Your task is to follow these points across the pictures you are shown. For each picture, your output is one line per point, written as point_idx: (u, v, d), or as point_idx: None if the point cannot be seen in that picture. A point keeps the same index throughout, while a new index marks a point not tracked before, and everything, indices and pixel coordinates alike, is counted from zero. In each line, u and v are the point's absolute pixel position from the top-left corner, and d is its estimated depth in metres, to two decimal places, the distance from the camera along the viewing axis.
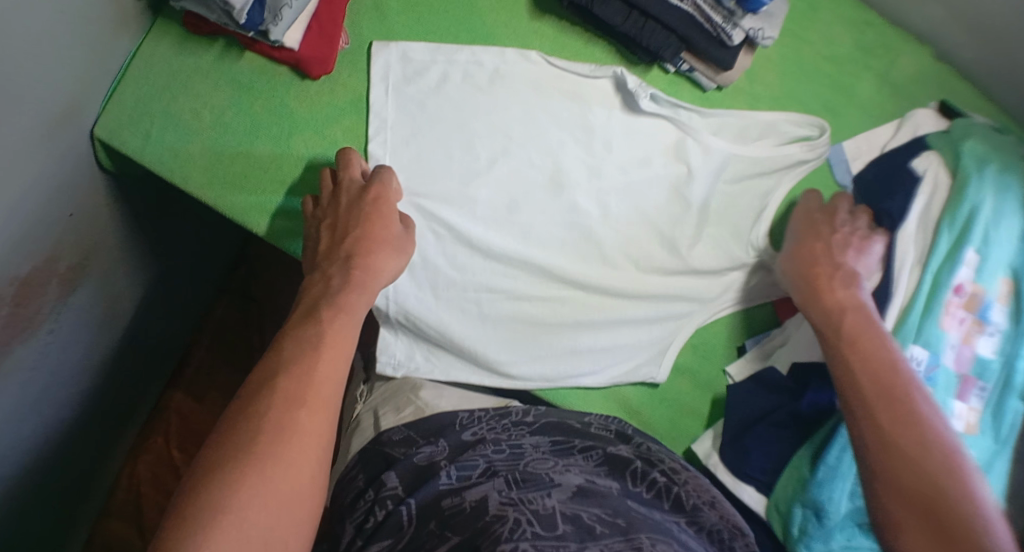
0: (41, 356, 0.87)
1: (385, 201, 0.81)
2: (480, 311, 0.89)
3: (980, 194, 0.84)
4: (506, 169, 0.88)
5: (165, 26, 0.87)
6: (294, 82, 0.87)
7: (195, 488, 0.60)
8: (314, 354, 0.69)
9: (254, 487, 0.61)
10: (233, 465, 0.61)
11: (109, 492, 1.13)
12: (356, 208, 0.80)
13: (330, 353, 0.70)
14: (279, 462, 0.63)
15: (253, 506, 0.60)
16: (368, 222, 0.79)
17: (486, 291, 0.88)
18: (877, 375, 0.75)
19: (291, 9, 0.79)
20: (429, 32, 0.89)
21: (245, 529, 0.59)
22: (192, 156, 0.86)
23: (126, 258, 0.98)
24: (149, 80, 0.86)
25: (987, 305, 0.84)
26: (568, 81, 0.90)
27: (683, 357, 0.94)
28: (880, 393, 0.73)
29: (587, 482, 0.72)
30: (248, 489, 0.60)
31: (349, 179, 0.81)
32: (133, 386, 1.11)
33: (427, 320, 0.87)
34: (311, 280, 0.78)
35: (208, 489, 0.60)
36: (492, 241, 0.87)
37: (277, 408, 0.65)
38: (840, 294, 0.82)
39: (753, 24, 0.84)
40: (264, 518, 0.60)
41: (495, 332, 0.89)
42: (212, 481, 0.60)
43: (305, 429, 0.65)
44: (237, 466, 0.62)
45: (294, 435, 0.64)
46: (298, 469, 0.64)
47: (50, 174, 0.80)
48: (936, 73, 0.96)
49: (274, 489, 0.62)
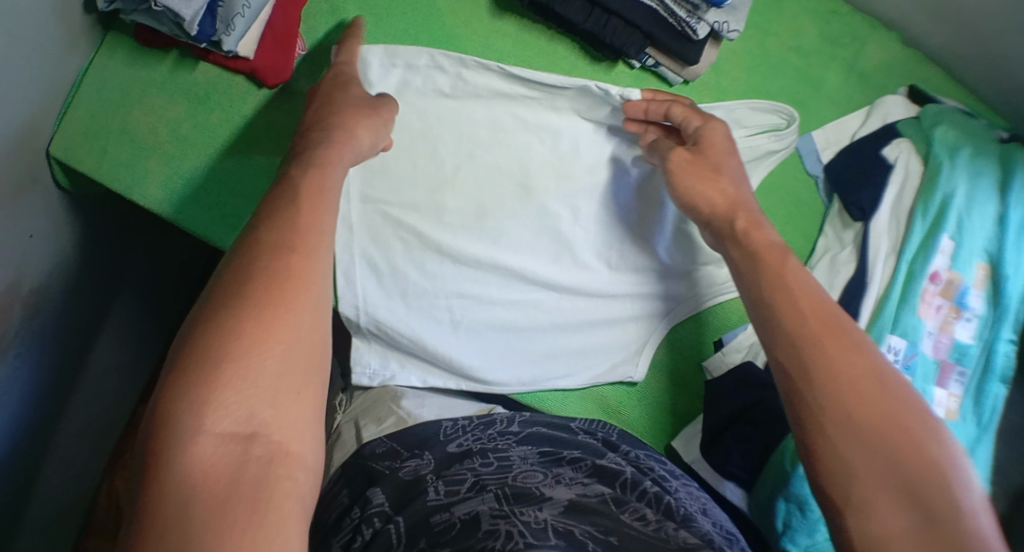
0: (9, 384, 0.85)
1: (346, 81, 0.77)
2: (452, 318, 0.87)
3: (952, 182, 0.84)
4: (472, 174, 0.87)
5: (117, 40, 0.85)
6: (250, 92, 0.85)
7: (197, 335, 0.58)
8: (294, 205, 0.65)
9: (255, 333, 0.58)
10: (230, 314, 0.58)
11: (88, 509, 1.11)
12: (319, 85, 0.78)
13: (310, 206, 0.65)
14: (277, 310, 0.59)
15: (257, 353, 0.57)
16: (327, 97, 0.75)
17: (458, 296, 0.87)
18: (815, 304, 0.68)
19: (244, 18, 0.77)
20: (388, 35, 0.87)
21: (251, 380, 0.56)
22: (151, 172, 0.84)
23: (91, 276, 0.96)
24: (103, 96, 0.84)
25: (964, 291, 0.83)
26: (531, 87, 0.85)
27: (661, 355, 0.92)
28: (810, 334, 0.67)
29: (577, 495, 0.71)
30: (251, 335, 0.58)
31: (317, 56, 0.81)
32: (108, 405, 1.10)
33: (399, 329, 0.86)
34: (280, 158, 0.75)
35: (209, 335, 0.57)
36: (461, 247, 0.86)
37: (267, 256, 0.62)
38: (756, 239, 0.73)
39: (717, 17, 0.82)
40: (269, 373, 0.57)
41: (469, 339, 0.88)
42: (205, 329, 0.58)
43: (298, 274, 0.62)
44: (233, 315, 0.58)
45: (292, 279, 0.61)
46: (298, 315, 0.60)
47: (5, 199, 0.78)
48: (903, 59, 0.95)
49: (277, 333, 0.59)
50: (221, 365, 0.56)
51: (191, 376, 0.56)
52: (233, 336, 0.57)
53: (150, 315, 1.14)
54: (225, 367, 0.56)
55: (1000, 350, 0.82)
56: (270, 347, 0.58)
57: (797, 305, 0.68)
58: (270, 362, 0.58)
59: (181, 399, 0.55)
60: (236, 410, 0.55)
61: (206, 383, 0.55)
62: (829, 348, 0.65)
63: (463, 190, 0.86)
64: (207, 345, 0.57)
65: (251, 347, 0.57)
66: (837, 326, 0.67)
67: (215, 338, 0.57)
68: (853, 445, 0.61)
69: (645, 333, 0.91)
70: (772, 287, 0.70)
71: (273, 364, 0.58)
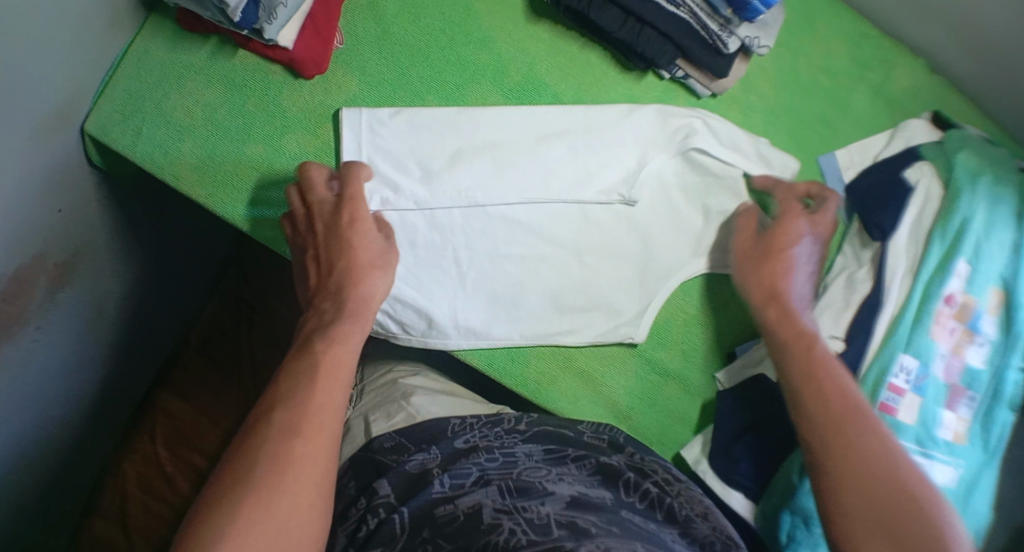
0: (29, 354, 0.86)
1: (361, 221, 0.80)
2: (459, 271, 0.88)
3: (971, 207, 0.84)
4: (488, 131, 0.88)
5: (159, 23, 0.86)
6: (288, 82, 0.87)
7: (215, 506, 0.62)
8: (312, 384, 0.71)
9: (285, 470, 0.65)
10: (251, 491, 0.63)
11: (96, 490, 1.15)
12: (332, 228, 0.80)
13: (329, 382, 0.72)
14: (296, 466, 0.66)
15: (276, 499, 0.63)
16: (354, 245, 0.79)
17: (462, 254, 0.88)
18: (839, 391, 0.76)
19: (287, 8, 0.79)
20: (426, 34, 0.89)
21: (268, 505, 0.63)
22: (184, 155, 0.85)
23: (115, 255, 0.97)
24: (143, 77, 0.86)
25: (978, 315, 0.84)
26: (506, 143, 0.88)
27: (675, 363, 0.92)
28: (842, 410, 0.75)
29: (580, 493, 0.72)
30: (280, 476, 0.65)
31: (320, 199, 0.81)
32: (124, 387, 1.12)
33: (404, 284, 0.87)
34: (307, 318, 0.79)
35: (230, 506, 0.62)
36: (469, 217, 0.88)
37: (280, 438, 0.67)
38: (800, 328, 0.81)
39: (749, 32, 0.84)
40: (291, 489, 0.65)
41: (475, 297, 0.88)
42: (236, 467, 0.65)
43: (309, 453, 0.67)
44: (252, 491, 0.63)
45: (314, 407, 0.70)
46: (316, 456, 0.67)
47: (39, 171, 0.80)
48: (930, 85, 0.96)
49: (294, 484, 0.65)
50: (270, 482, 0.64)
51: (247, 482, 0.64)
52: (268, 458, 0.65)
53: (168, 300, 1.16)
54: (259, 477, 0.64)
55: (1009, 376, 0.82)
56: (305, 462, 0.66)
57: (831, 387, 0.76)
58: (300, 469, 0.66)
59: (218, 510, 0.62)
60: (268, 511, 0.63)
61: (268, 486, 0.64)
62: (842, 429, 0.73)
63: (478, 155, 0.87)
64: (229, 486, 0.63)
65: (279, 455, 0.66)
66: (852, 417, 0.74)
67: (248, 468, 0.65)
68: (853, 510, 0.69)
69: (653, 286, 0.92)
70: (792, 377, 0.78)
71: (295, 463, 0.66)
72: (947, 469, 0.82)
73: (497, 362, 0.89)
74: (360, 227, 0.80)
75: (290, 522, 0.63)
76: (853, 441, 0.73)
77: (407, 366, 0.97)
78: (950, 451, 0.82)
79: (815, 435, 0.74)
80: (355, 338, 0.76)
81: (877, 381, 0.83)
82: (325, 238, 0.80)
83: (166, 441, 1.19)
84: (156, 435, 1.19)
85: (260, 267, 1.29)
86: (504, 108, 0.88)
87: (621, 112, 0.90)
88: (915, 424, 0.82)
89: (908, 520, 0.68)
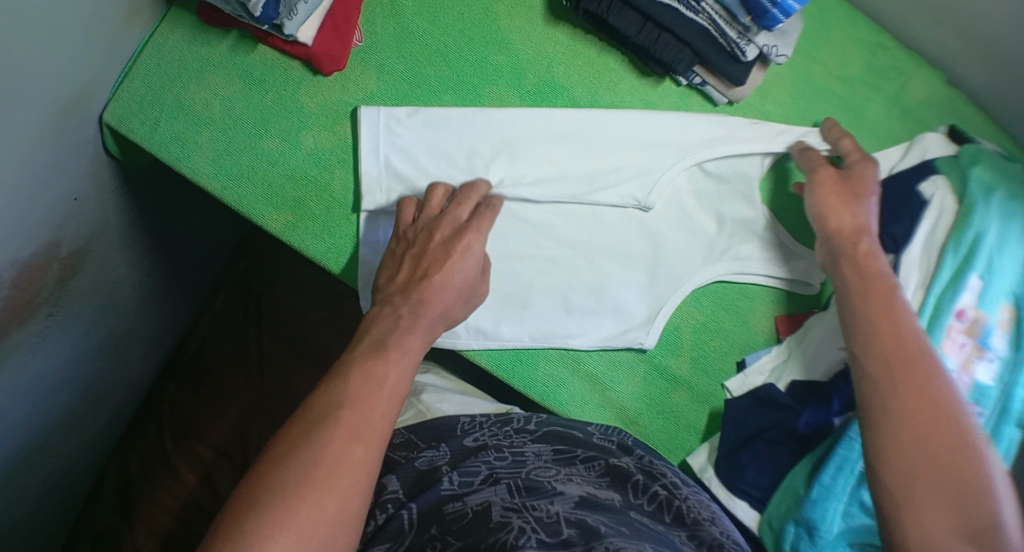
0: (38, 340, 0.86)
1: (474, 253, 0.79)
2: None
3: (985, 222, 0.85)
4: (505, 132, 0.88)
5: (180, 15, 0.87)
6: (305, 77, 0.87)
7: (258, 500, 0.61)
8: (376, 390, 0.69)
9: (327, 468, 0.63)
10: (294, 490, 0.62)
11: (102, 475, 1.17)
12: (446, 244, 0.78)
13: (388, 391, 0.69)
14: (338, 465, 0.64)
15: (311, 495, 0.62)
16: (452, 268, 0.77)
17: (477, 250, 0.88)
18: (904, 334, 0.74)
19: (306, 5, 0.80)
20: (444, 33, 0.89)
21: (310, 502, 0.61)
22: (200, 146, 0.85)
23: (127, 245, 0.98)
24: (162, 69, 0.86)
25: (987, 331, 0.84)
26: (521, 142, 0.88)
27: (683, 370, 0.92)
28: (901, 362, 0.72)
29: (589, 493, 0.72)
30: (321, 473, 0.63)
31: (455, 214, 0.80)
32: (132, 376, 1.13)
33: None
34: (379, 313, 0.76)
35: (270, 502, 0.61)
36: None
37: (335, 438, 0.65)
38: (874, 269, 0.79)
39: (767, 40, 0.84)
40: (333, 486, 0.63)
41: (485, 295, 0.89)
42: (283, 469, 0.63)
43: (359, 458, 0.65)
44: (297, 491, 0.62)
45: (363, 411, 0.67)
46: (359, 457, 0.65)
47: (55, 159, 0.80)
48: (947, 98, 0.96)
49: (332, 481, 0.63)
50: (307, 480, 0.62)
51: (287, 475, 0.63)
52: (315, 463, 0.63)
53: (179, 290, 1.17)
54: (303, 481, 0.62)
55: (1018, 393, 0.82)
56: (348, 461, 0.64)
57: (898, 338, 0.74)
58: (345, 477, 0.63)
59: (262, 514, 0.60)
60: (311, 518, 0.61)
61: (311, 482, 0.62)
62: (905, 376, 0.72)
63: (492, 154, 0.87)
64: (274, 489, 0.62)
65: (326, 461, 0.64)
66: (912, 365, 0.72)
67: (296, 472, 0.63)
68: (899, 453, 0.69)
69: (662, 291, 0.92)
70: (857, 319, 0.76)
71: (340, 470, 0.64)
72: None
73: (506, 362, 0.89)
74: (471, 256, 0.78)
75: (323, 515, 0.61)
76: (922, 389, 0.71)
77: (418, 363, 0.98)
78: None
79: (871, 373, 0.73)
80: (414, 343, 0.73)
81: None
82: (432, 248, 0.78)
83: (171, 431, 1.21)
84: (162, 426, 1.21)
85: (269, 259, 1.29)
86: (522, 110, 0.88)
87: (638, 118, 0.89)
88: None
89: (960, 472, 0.67)
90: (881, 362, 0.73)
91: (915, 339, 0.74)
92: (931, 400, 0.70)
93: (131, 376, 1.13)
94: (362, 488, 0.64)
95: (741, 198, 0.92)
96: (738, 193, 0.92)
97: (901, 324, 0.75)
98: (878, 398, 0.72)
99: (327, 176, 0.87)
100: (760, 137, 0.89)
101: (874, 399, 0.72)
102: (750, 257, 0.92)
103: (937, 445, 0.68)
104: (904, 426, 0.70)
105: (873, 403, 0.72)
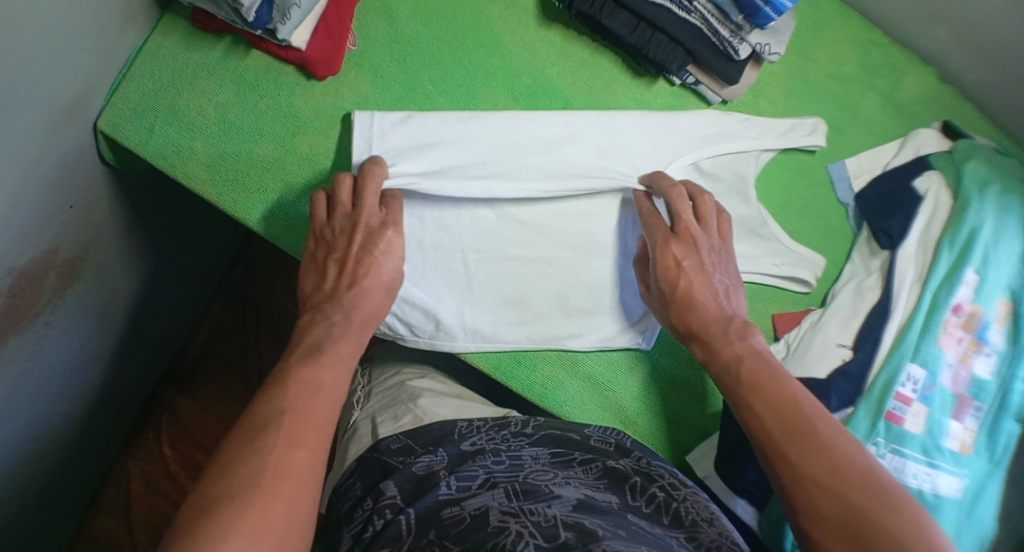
0: (37, 348, 0.86)
1: (396, 250, 0.80)
2: (467, 273, 0.88)
3: (980, 216, 0.85)
4: (501, 136, 0.88)
5: (173, 22, 0.87)
6: (300, 82, 0.87)
7: (203, 509, 0.63)
8: (312, 400, 0.72)
9: (271, 475, 0.65)
10: (241, 497, 0.63)
11: (100, 487, 1.16)
12: (365, 244, 0.79)
13: (324, 401, 0.72)
14: (282, 474, 0.66)
15: (258, 501, 0.63)
16: (375, 271, 0.80)
17: (474, 251, 0.88)
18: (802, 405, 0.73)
19: (300, 9, 0.80)
20: (437, 36, 0.89)
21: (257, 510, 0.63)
22: (195, 152, 0.85)
23: (123, 253, 0.98)
24: (157, 76, 0.86)
25: (985, 325, 0.84)
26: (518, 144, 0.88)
27: (682, 370, 0.92)
28: (785, 419, 0.72)
29: (586, 495, 0.72)
30: (266, 481, 0.65)
31: (368, 207, 0.79)
32: (131, 384, 1.13)
33: (413, 283, 0.87)
34: (310, 321, 0.79)
35: (217, 511, 0.62)
36: (484, 215, 0.87)
37: (277, 447, 0.67)
38: (738, 344, 0.79)
39: (760, 38, 0.84)
40: (279, 494, 0.65)
41: (483, 298, 0.89)
42: (225, 475, 0.65)
43: (301, 464, 0.67)
44: (243, 497, 0.63)
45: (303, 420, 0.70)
46: (302, 463, 0.67)
47: (50, 167, 0.80)
48: (940, 93, 0.96)
49: (279, 488, 0.65)
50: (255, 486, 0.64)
51: (229, 484, 0.64)
52: (260, 469, 0.66)
53: (176, 298, 1.17)
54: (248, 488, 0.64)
55: (1015, 388, 0.83)
56: (291, 469, 0.67)
57: (777, 396, 0.74)
58: (289, 482, 0.66)
59: (205, 523, 0.62)
60: (256, 526, 0.62)
61: (258, 489, 0.64)
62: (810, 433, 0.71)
63: (488, 156, 0.88)
64: (224, 496, 0.63)
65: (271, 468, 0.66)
66: (798, 423, 0.72)
67: (239, 477, 0.65)
68: (815, 504, 0.68)
69: None
70: (737, 383, 0.77)
71: (284, 477, 0.66)
72: (952, 479, 0.82)
73: (504, 365, 0.89)
74: (394, 254, 0.80)
75: (270, 521, 0.63)
76: (816, 440, 0.70)
77: (415, 368, 0.98)
78: (956, 462, 0.82)
79: (758, 422, 0.74)
80: (344, 351, 0.77)
81: (885, 389, 0.82)
82: (352, 253, 0.79)
83: (171, 439, 1.21)
84: (162, 433, 1.21)
85: (266, 266, 1.30)
86: (516, 113, 0.89)
87: (634, 120, 0.90)
88: (922, 433, 0.82)
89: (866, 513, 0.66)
90: (760, 424, 0.73)
91: (791, 397, 0.74)
92: (825, 448, 0.70)
93: (129, 384, 1.13)
94: (305, 493, 0.66)
95: (738, 196, 0.92)
96: (734, 191, 0.92)
97: (775, 380, 0.75)
98: (774, 454, 0.71)
99: (322, 180, 0.87)
100: (751, 135, 0.91)
101: (773, 451, 0.71)
102: (750, 255, 0.92)
103: (842, 492, 0.67)
104: (803, 476, 0.69)
105: (771, 456, 0.72)
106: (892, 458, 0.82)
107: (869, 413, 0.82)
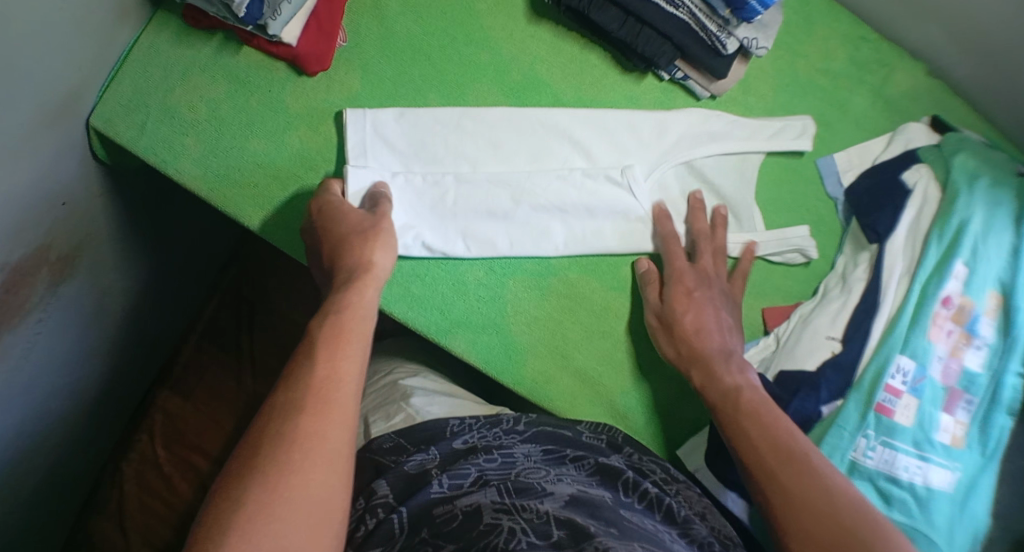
0: (30, 346, 0.87)
1: (347, 212, 0.80)
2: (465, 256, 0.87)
3: (969, 209, 0.84)
4: (492, 131, 0.89)
5: (165, 18, 0.88)
6: (290, 78, 0.88)
7: (238, 476, 0.61)
8: (329, 361, 0.68)
9: (304, 440, 0.63)
10: (272, 465, 0.61)
11: (96, 486, 1.16)
12: (326, 224, 0.80)
13: (345, 360, 0.69)
14: (312, 437, 0.63)
15: (297, 475, 0.61)
16: (347, 234, 0.78)
17: (467, 235, 0.87)
18: (769, 438, 0.72)
19: (290, 5, 0.81)
20: (427, 32, 0.90)
21: (292, 482, 0.61)
22: (187, 148, 0.86)
23: (116, 251, 0.98)
24: (147, 73, 0.87)
25: (975, 318, 0.84)
26: (508, 139, 0.89)
27: (672, 363, 0.91)
28: (774, 451, 0.71)
29: (580, 491, 0.72)
30: (298, 444, 0.63)
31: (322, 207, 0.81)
32: (123, 383, 1.13)
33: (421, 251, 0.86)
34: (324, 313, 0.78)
35: (252, 480, 0.61)
36: (480, 203, 0.87)
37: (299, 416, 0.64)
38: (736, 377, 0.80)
39: (747, 33, 0.85)
40: (316, 461, 0.63)
41: (476, 288, 0.87)
42: (265, 437, 0.63)
43: (326, 432, 0.64)
44: (277, 466, 0.61)
45: (314, 439, 0.63)
46: (328, 433, 0.64)
47: (43, 164, 0.80)
48: (930, 88, 0.97)
49: (313, 452, 0.63)
50: (287, 452, 0.62)
51: (267, 446, 0.63)
52: (285, 437, 0.63)
53: (170, 295, 1.17)
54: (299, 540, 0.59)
55: (1007, 381, 0.82)
56: (323, 432, 0.64)
57: (772, 430, 0.73)
58: (316, 450, 0.63)
59: (247, 492, 0.60)
60: (291, 504, 0.60)
61: (288, 455, 0.62)
62: (778, 475, 0.69)
63: (479, 149, 0.89)
64: (268, 452, 0.62)
65: (310, 429, 0.64)
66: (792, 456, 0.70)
67: (275, 437, 0.63)
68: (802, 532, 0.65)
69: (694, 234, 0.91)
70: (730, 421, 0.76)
71: (323, 440, 0.64)
72: (943, 472, 0.81)
73: (494, 359, 0.87)
74: (348, 216, 0.79)
75: (310, 495, 0.61)
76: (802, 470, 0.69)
77: (408, 367, 0.98)
78: (948, 455, 0.82)
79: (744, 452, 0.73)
80: (363, 307, 0.73)
81: (875, 381, 0.82)
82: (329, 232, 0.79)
83: (166, 441, 1.21)
84: (155, 433, 1.21)
85: (263, 265, 1.31)
86: (508, 109, 0.90)
87: (624, 119, 0.91)
88: (913, 425, 0.82)
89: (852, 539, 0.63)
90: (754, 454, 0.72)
91: (786, 432, 0.73)
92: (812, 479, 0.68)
93: (121, 384, 1.12)
94: (335, 458, 0.64)
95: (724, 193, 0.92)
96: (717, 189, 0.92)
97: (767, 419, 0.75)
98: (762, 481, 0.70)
99: (314, 176, 0.87)
100: (739, 135, 0.92)
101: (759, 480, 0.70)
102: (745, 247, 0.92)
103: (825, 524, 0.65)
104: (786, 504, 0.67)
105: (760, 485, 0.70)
106: (882, 451, 0.81)
107: (858, 406, 0.82)
